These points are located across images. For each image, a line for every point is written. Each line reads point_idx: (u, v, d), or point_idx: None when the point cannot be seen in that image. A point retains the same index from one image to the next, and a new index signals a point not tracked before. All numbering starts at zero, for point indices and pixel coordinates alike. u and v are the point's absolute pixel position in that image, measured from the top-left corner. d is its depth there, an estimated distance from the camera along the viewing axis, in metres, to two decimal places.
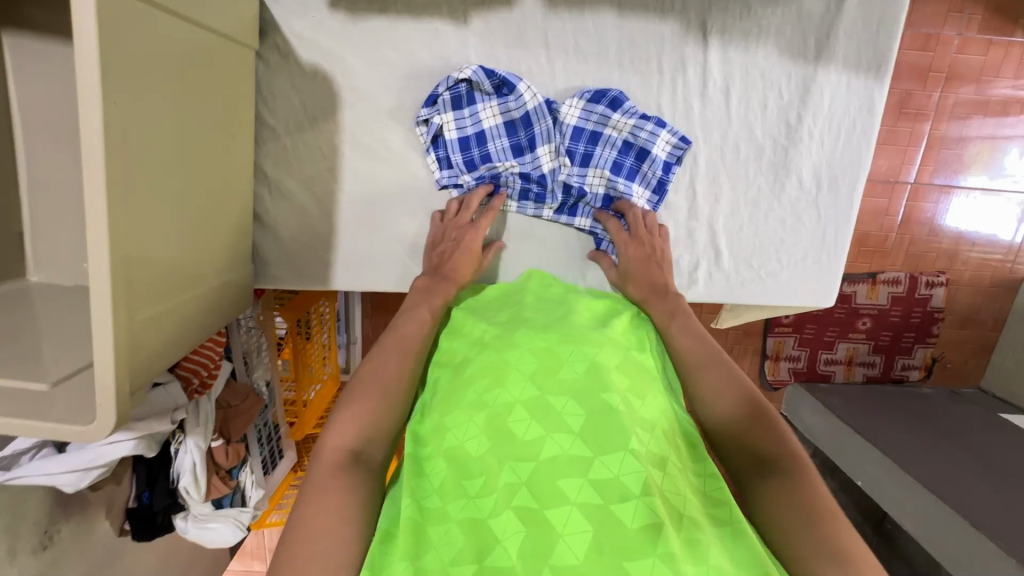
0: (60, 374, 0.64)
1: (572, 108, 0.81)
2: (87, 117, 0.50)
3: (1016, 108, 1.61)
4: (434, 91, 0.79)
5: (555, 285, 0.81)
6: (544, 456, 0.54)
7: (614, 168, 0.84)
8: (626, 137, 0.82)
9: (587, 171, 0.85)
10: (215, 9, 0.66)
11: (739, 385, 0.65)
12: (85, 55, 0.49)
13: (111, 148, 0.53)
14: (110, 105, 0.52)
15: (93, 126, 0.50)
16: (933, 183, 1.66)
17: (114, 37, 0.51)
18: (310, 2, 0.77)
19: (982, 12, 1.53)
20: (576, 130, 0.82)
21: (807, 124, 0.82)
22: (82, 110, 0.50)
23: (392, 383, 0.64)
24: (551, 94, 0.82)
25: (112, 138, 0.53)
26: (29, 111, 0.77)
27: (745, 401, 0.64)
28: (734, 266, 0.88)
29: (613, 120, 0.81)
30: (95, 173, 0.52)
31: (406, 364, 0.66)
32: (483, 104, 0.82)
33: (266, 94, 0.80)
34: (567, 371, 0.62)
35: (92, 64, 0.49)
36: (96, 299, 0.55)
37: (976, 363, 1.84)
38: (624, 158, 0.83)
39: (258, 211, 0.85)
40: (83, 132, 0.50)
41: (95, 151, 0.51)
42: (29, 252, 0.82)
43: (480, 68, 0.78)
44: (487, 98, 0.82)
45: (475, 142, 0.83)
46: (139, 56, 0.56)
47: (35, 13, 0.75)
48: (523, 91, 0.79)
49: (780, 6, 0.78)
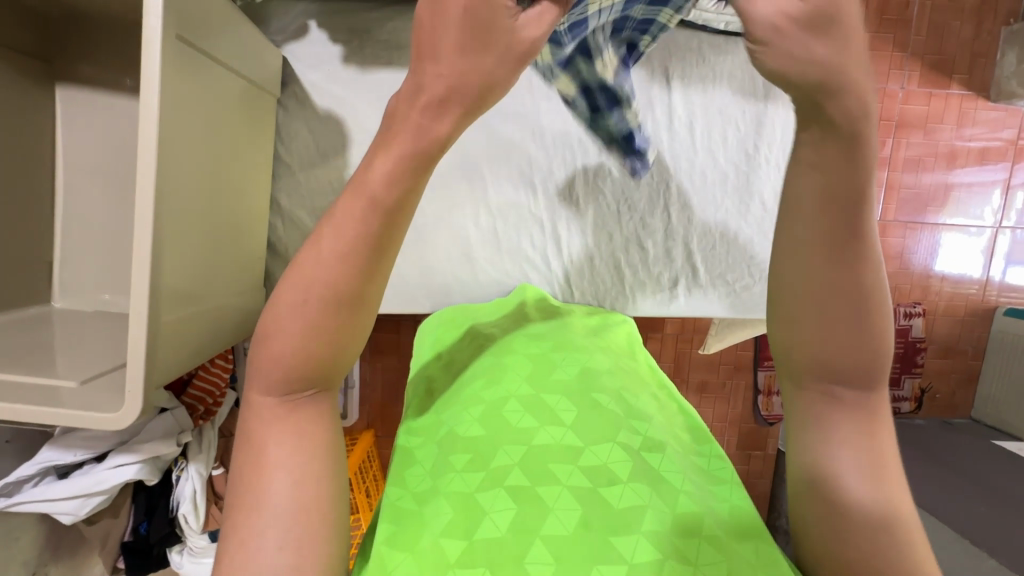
0: (85, 375, 0.71)
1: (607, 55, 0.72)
2: (146, 134, 0.59)
3: (963, 154, 1.77)
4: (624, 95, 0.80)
5: (620, 331, 0.82)
6: (537, 442, 0.58)
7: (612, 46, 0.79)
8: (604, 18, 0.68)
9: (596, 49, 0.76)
10: (253, 62, 0.78)
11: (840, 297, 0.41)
12: (149, 86, 0.59)
13: (160, 168, 0.62)
14: (163, 128, 0.61)
15: (150, 141, 0.60)
16: (899, 221, 1.78)
17: (173, 73, 0.62)
18: (324, 57, 0.88)
19: (919, 69, 1.71)
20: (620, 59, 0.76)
21: (763, 152, 0.92)
22: (140, 146, 0.59)
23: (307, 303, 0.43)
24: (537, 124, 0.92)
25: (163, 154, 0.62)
26: (70, 152, 0.87)
27: (850, 326, 0.42)
28: (710, 281, 0.95)
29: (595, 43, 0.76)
30: (146, 200, 0.61)
31: (324, 270, 0.42)
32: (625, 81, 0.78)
33: (284, 136, 0.90)
34: (559, 372, 0.67)
35: (153, 93, 0.59)
36: (135, 305, 0.61)
37: (964, 395, 1.87)
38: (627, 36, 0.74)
39: (271, 239, 0.93)
40: (142, 146, 0.59)
41: (149, 163, 0.60)
42: (56, 280, 0.88)
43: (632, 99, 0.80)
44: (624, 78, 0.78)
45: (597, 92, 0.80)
46: (189, 91, 0.66)
47: (84, 69, 0.86)
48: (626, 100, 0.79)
49: (729, 56, 0.90)
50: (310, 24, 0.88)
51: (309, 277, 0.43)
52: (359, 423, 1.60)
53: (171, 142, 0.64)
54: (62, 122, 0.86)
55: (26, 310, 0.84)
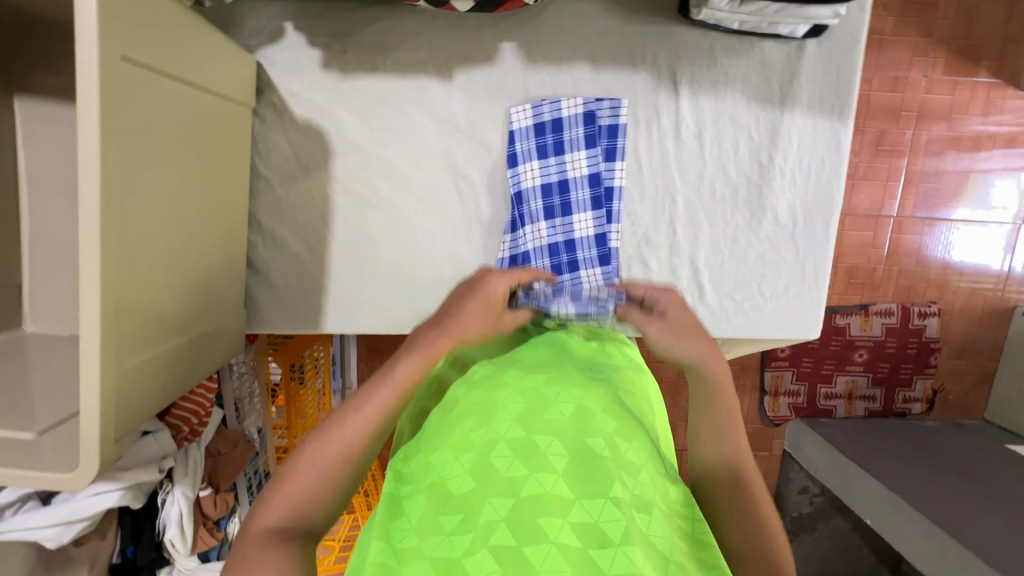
0: (47, 423, 0.62)
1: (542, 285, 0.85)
2: (86, 160, 0.51)
3: (988, 143, 1.67)
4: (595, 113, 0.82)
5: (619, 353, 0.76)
6: (525, 495, 0.51)
7: (537, 116, 0.83)
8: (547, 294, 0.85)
9: (525, 227, 0.85)
10: (215, 72, 0.70)
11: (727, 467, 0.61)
12: (85, 102, 0.51)
13: (107, 198, 0.54)
14: (109, 156, 0.53)
15: (90, 170, 0.52)
16: (916, 217, 1.70)
17: (116, 90, 0.53)
18: (303, 63, 0.82)
19: (945, 55, 1.61)
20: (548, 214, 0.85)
21: (778, 164, 0.84)
22: (81, 165, 0.52)
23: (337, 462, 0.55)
24: (518, 151, 0.84)
25: (109, 183, 0.54)
26: (34, 168, 0.81)
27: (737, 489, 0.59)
28: (718, 300, 0.88)
29: (523, 165, 0.85)
30: (91, 224, 0.53)
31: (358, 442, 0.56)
32: (571, 155, 0.84)
33: (262, 148, 0.84)
34: (553, 412, 0.59)
35: (92, 113, 0.51)
36: (85, 344, 0.54)
37: (978, 395, 1.82)
38: (548, 201, 0.85)
39: (251, 257, 0.87)
40: (81, 174, 0.51)
41: (90, 195, 0.52)
42: (27, 303, 0.84)
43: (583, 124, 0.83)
44: (577, 151, 0.84)
45: (553, 151, 0.84)
46: (139, 108, 0.57)
47: (46, 80, 0.80)
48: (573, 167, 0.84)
49: (743, 57, 0.82)
50: (286, 26, 0.81)
51: (332, 443, 0.55)
52: None
53: (120, 169, 0.56)
54: (23, 136, 0.80)
55: None
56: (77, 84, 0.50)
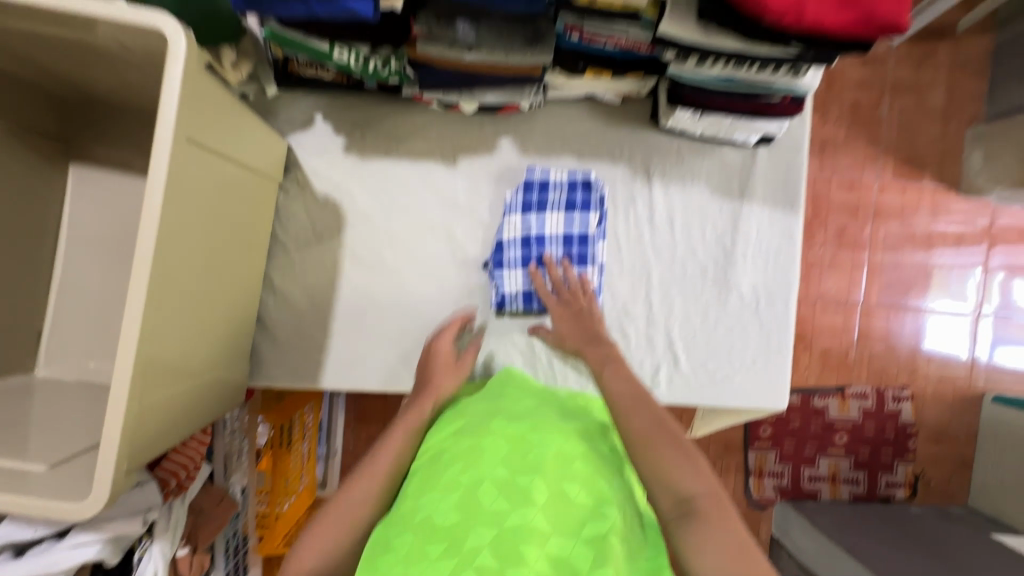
0: (56, 458, 0.66)
1: (515, 280, 0.92)
2: (150, 215, 0.59)
3: (941, 240, 1.82)
4: (574, 177, 0.92)
5: (595, 401, 0.84)
6: (506, 524, 0.55)
7: (524, 181, 0.93)
8: (519, 288, 0.92)
9: (504, 271, 0.92)
10: (254, 149, 0.81)
11: (663, 435, 0.64)
12: (158, 166, 0.60)
13: (160, 246, 0.61)
14: (168, 211, 0.61)
15: (152, 222, 0.60)
16: (881, 304, 1.82)
17: (184, 157, 0.63)
18: (327, 146, 0.94)
19: (892, 162, 1.81)
20: (524, 260, 0.92)
21: (740, 248, 0.96)
22: (145, 218, 0.59)
23: (357, 513, 0.66)
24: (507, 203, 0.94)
25: (164, 234, 0.62)
26: (76, 225, 0.90)
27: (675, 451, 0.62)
28: (691, 369, 0.95)
29: (509, 220, 0.92)
30: (143, 268, 0.60)
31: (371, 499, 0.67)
32: (550, 213, 0.92)
33: (282, 216, 0.94)
34: (534, 454, 0.63)
35: (163, 175, 0.60)
36: (115, 386, 0.59)
37: (959, 481, 1.84)
38: (527, 252, 0.92)
39: (261, 314, 0.94)
40: (143, 226, 0.59)
41: (150, 243, 0.60)
42: (43, 348, 0.89)
43: (567, 179, 0.92)
44: (555, 210, 0.92)
45: (535, 202, 0.92)
46: (198, 173, 0.67)
47: (100, 150, 0.91)
48: (551, 217, 0.92)
49: (706, 157, 0.95)
50: (316, 116, 0.94)
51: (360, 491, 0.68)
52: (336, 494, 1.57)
53: (175, 224, 0.64)
54: (71, 199, 0.90)
55: (8, 378, 0.84)
56: (154, 150, 0.60)
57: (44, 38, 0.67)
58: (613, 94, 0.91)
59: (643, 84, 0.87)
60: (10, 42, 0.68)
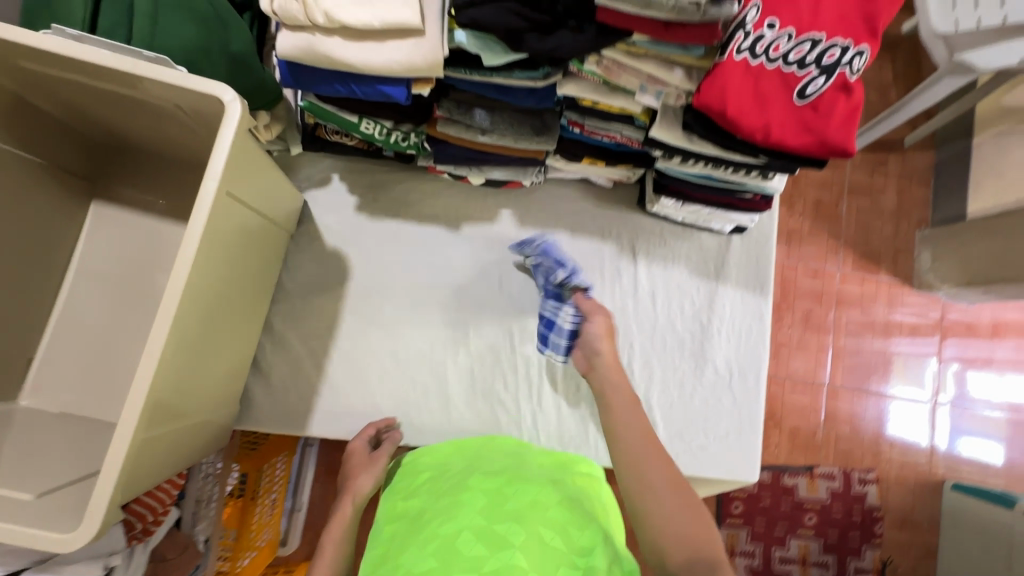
0: (44, 488, 0.66)
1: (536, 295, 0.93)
2: (185, 253, 0.64)
3: (898, 330, 1.95)
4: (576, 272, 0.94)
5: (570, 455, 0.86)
6: (486, 569, 0.57)
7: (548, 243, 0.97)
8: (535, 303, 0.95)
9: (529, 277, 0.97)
10: (276, 202, 0.88)
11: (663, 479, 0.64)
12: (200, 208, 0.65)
13: (189, 283, 0.65)
14: (201, 250, 0.66)
15: (186, 260, 0.64)
16: (846, 387, 1.91)
17: (223, 204, 0.69)
18: (341, 204, 1.01)
19: (852, 255, 1.97)
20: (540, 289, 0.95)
21: (715, 325, 1.04)
22: (180, 256, 0.64)
23: None
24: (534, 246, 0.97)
25: (194, 272, 0.66)
26: (87, 260, 0.94)
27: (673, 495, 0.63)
28: (668, 438, 0.99)
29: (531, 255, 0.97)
30: (171, 302, 0.63)
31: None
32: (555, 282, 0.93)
33: (290, 265, 0.99)
34: (513, 501, 0.66)
35: (203, 217, 0.65)
36: (125, 418, 0.61)
37: (925, 570, 1.85)
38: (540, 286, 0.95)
39: (257, 357, 0.96)
40: (178, 263, 0.64)
41: (181, 278, 0.64)
42: (30, 378, 0.88)
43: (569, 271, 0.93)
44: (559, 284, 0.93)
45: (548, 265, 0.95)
46: (231, 218, 0.73)
47: (122, 191, 0.96)
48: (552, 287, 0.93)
49: (686, 241, 1.06)
50: (333, 176, 1.02)
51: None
52: (297, 553, 1.49)
53: (205, 263, 0.69)
54: (87, 234, 0.94)
55: None
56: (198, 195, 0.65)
57: (102, 91, 0.74)
58: (605, 178, 1.01)
59: (632, 173, 0.98)
60: (70, 93, 0.75)
